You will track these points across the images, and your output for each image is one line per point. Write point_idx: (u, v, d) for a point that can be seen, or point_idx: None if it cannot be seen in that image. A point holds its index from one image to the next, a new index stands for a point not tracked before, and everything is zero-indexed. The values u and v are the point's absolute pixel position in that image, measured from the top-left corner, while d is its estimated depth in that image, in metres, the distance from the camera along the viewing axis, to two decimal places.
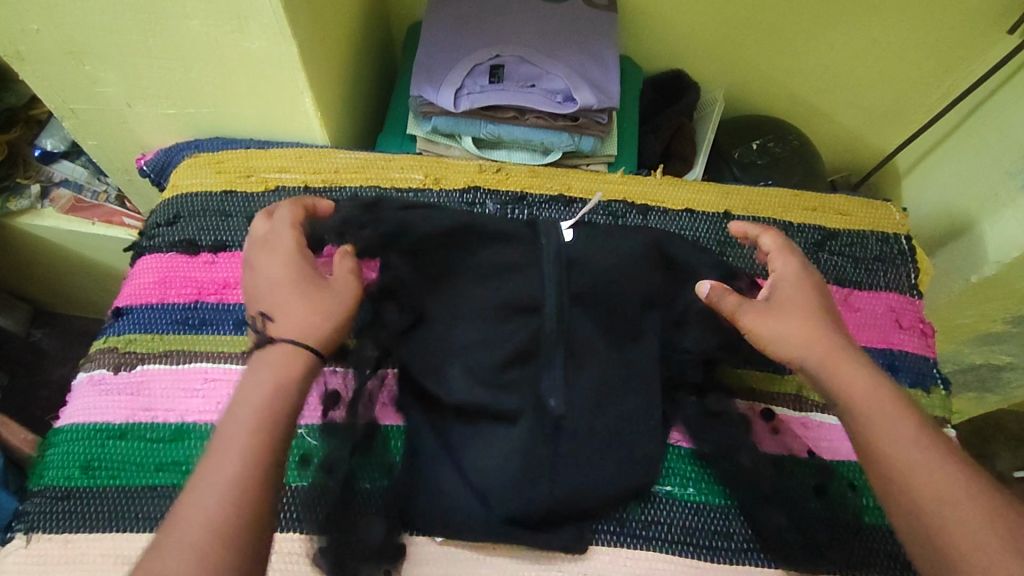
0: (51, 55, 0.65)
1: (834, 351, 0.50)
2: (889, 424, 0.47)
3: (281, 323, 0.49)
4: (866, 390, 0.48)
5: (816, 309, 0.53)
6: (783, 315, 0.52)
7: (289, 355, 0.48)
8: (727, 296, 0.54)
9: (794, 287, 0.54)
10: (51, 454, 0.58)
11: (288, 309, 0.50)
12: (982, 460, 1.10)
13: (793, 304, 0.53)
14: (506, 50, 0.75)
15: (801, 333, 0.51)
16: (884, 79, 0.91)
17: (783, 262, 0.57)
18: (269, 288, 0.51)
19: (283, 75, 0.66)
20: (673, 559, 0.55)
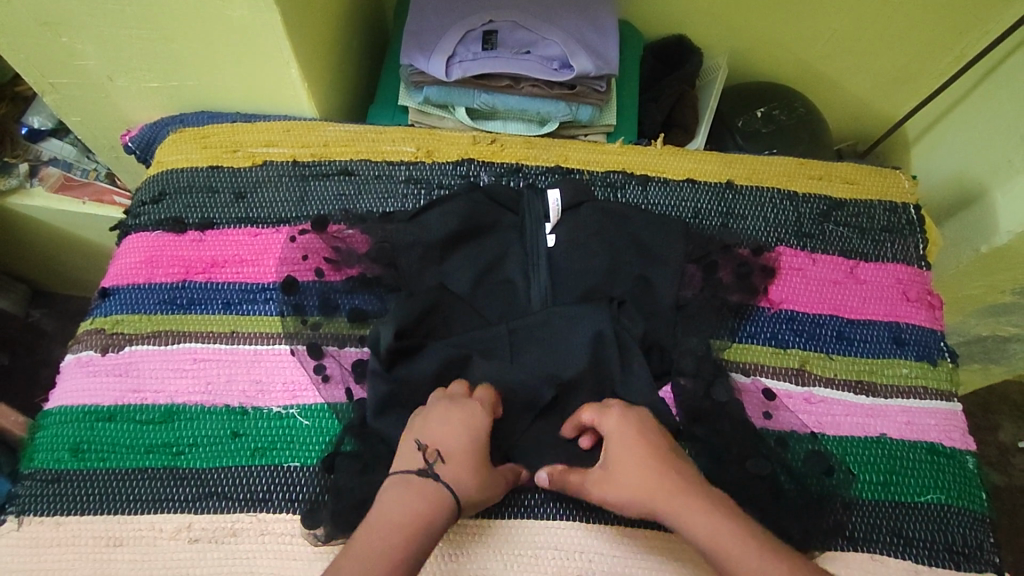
0: (25, 26, 0.63)
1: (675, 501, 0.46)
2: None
3: (452, 469, 0.48)
4: (710, 535, 0.44)
5: (646, 464, 0.49)
6: (612, 482, 0.49)
7: (444, 500, 0.46)
8: (567, 472, 0.52)
9: (620, 443, 0.50)
10: (40, 437, 0.57)
11: (462, 463, 0.48)
12: (984, 431, 1.08)
13: (617, 478, 0.49)
14: (500, 15, 0.72)
15: (635, 497, 0.48)
16: (895, 42, 0.87)
17: (613, 418, 0.52)
18: (453, 447, 0.49)
19: (267, 46, 0.63)
20: (669, 537, 0.54)
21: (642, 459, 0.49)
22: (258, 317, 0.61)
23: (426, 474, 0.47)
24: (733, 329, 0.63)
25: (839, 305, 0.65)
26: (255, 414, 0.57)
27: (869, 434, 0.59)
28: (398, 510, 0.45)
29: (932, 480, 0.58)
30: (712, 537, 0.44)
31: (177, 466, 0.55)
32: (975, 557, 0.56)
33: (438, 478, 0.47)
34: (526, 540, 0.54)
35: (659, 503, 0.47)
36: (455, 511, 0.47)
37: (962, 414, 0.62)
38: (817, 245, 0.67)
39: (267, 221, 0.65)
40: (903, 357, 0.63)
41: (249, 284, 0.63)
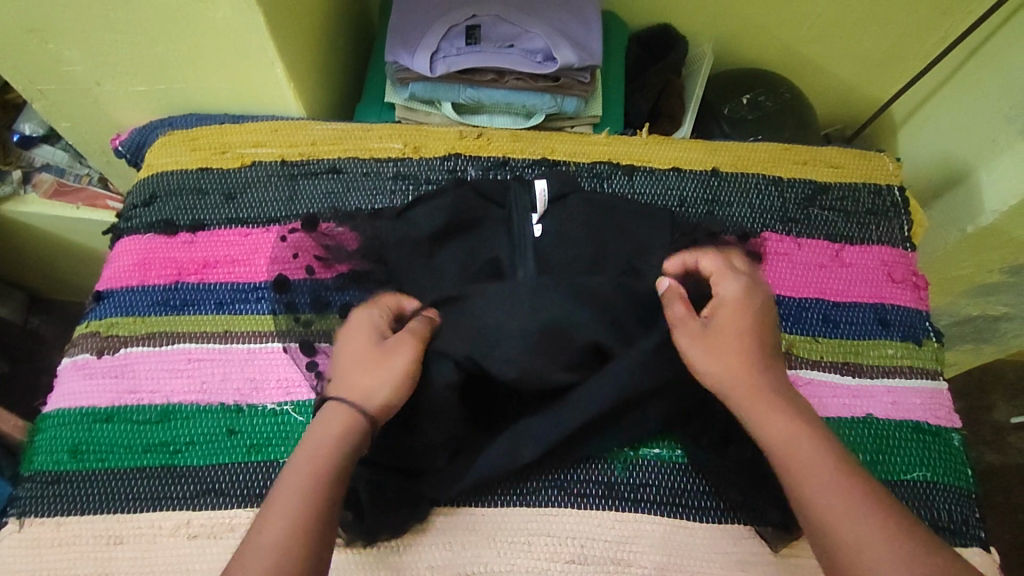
0: (12, 33, 0.63)
1: (751, 395, 0.49)
2: (806, 463, 0.45)
3: (340, 385, 0.51)
4: (783, 436, 0.47)
5: (757, 336, 0.52)
6: (706, 338, 0.52)
7: (335, 415, 0.49)
8: (675, 302, 0.55)
9: (731, 312, 0.53)
10: (39, 440, 0.58)
11: (345, 374, 0.51)
12: (980, 411, 1.09)
13: (719, 338, 0.52)
14: (482, 9, 0.72)
15: (733, 357, 0.51)
16: (878, 25, 0.88)
17: (733, 285, 0.55)
18: (341, 365, 0.52)
19: (252, 48, 0.64)
20: (660, 520, 0.55)
21: (755, 327, 0.53)
22: (250, 316, 0.62)
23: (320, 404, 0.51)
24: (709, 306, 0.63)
25: (826, 288, 0.65)
26: (250, 411, 0.58)
27: (856, 415, 0.60)
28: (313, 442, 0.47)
29: (919, 458, 0.59)
30: (785, 437, 0.46)
31: (175, 464, 0.56)
32: (961, 532, 0.57)
33: (328, 398, 0.50)
34: (519, 527, 0.55)
35: (747, 380, 0.50)
36: (352, 417, 0.48)
37: (948, 392, 0.63)
38: (803, 229, 0.68)
39: (256, 221, 0.66)
40: (888, 338, 0.64)
41: (241, 284, 0.64)
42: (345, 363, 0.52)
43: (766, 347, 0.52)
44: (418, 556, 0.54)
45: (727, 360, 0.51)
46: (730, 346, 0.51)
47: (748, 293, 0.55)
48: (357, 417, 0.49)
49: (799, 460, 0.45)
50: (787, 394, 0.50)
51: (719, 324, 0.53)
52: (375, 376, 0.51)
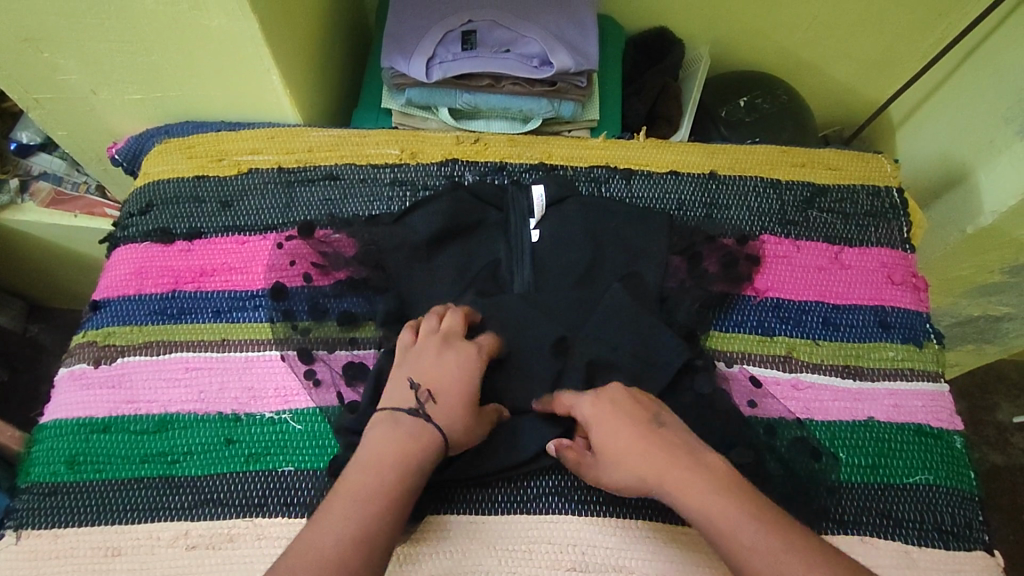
0: (7, 43, 0.63)
1: (682, 479, 0.47)
2: (734, 526, 0.44)
3: (443, 410, 0.50)
4: (701, 510, 0.46)
5: (639, 435, 0.50)
6: (605, 470, 0.50)
7: (428, 438, 0.49)
8: (569, 449, 0.53)
9: (603, 424, 0.51)
10: (36, 451, 0.58)
11: (451, 399, 0.51)
12: (983, 411, 1.09)
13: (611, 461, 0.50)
14: (478, 14, 0.72)
15: (632, 471, 0.49)
16: (875, 27, 0.88)
17: (586, 403, 0.53)
18: (444, 390, 0.51)
19: (246, 54, 0.64)
20: (662, 526, 0.55)
21: (629, 422, 0.51)
22: (247, 324, 0.62)
23: (417, 413, 0.50)
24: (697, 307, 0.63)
25: (825, 291, 0.65)
26: (248, 419, 0.58)
27: (857, 418, 0.60)
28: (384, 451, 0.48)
29: (920, 462, 0.58)
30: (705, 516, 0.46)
31: (173, 474, 0.56)
32: (964, 535, 0.56)
33: (429, 417, 0.50)
34: (520, 534, 0.54)
35: (650, 476, 0.48)
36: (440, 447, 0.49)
37: (949, 395, 0.62)
38: (801, 232, 0.67)
39: (253, 228, 0.66)
40: (889, 340, 0.64)
41: (239, 292, 0.63)
42: (449, 385, 0.52)
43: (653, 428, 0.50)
44: (417, 565, 0.53)
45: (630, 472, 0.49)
46: (618, 455, 0.50)
47: (611, 397, 0.52)
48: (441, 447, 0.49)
49: (723, 535, 0.45)
50: (688, 455, 0.48)
51: (607, 446, 0.50)
52: (474, 418, 0.52)
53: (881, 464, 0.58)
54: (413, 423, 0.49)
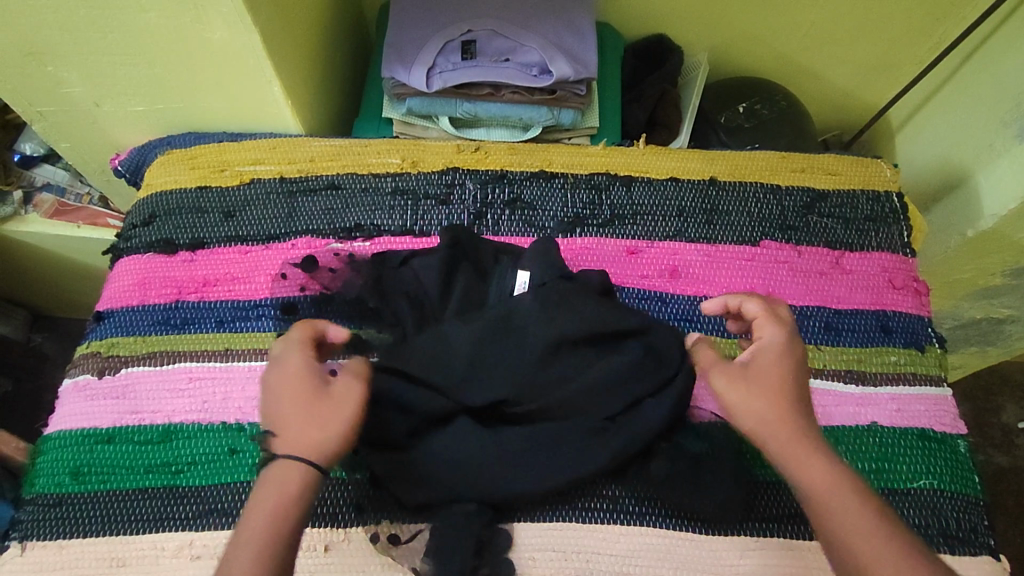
0: (11, 57, 0.63)
1: (796, 438, 0.47)
2: (848, 508, 0.44)
3: (284, 439, 0.47)
4: (820, 477, 0.45)
5: (786, 386, 0.49)
6: (743, 381, 0.50)
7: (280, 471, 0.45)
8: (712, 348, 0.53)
9: (766, 355, 0.51)
10: (40, 462, 0.58)
11: (285, 420, 0.47)
12: (987, 413, 1.09)
13: (753, 376, 0.50)
14: (478, 25, 0.73)
15: (761, 399, 0.48)
16: (873, 32, 0.88)
17: (774, 330, 0.52)
18: (279, 405, 0.48)
19: (249, 66, 0.64)
20: (665, 533, 0.55)
21: (790, 376, 0.50)
22: (251, 333, 0.62)
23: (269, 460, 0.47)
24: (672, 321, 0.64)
25: (827, 296, 0.65)
26: (251, 429, 0.58)
27: (860, 423, 0.60)
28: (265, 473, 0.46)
29: (925, 466, 0.58)
30: (810, 478, 0.45)
31: (177, 484, 0.56)
32: (969, 539, 0.56)
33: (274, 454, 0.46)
34: (523, 541, 0.54)
35: (775, 414, 0.48)
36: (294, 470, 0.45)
37: (952, 399, 0.62)
38: (802, 237, 0.68)
39: (256, 239, 0.66)
40: (891, 344, 0.64)
41: (242, 302, 0.64)
42: (280, 405, 0.48)
43: (800, 388, 0.50)
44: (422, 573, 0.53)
45: (757, 397, 0.48)
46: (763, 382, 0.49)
47: (789, 339, 0.52)
48: (292, 468, 0.45)
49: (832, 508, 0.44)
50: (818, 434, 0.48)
51: (761, 364, 0.50)
52: (313, 421, 0.47)
53: (884, 467, 0.58)
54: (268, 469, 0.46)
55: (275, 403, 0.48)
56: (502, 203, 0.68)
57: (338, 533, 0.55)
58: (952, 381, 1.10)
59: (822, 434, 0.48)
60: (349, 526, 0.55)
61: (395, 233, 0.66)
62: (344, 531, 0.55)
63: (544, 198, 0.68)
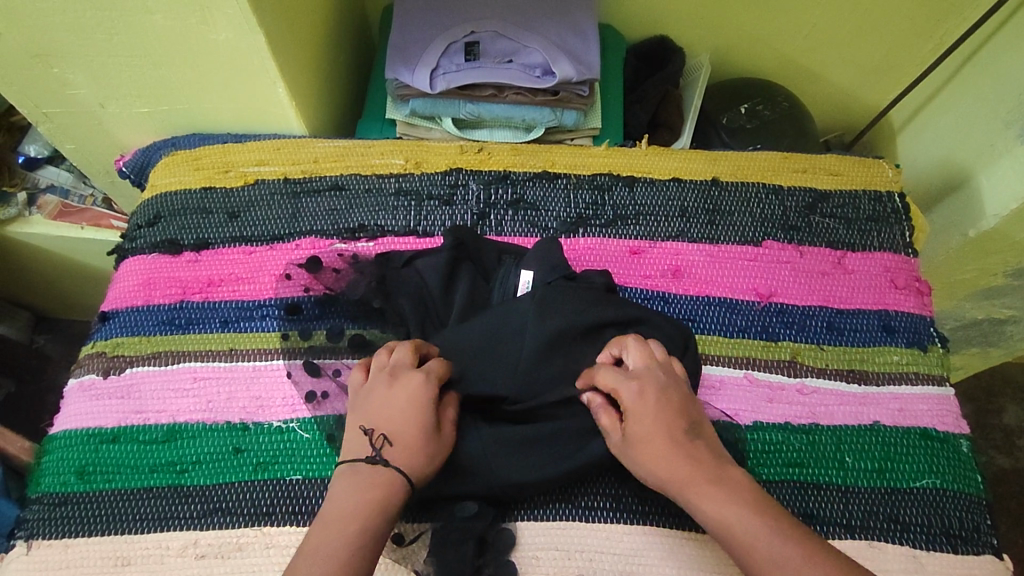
0: (18, 59, 0.64)
1: (696, 484, 0.47)
2: (750, 539, 0.44)
3: (399, 451, 0.49)
4: (719, 520, 0.45)
5: (667, 440, 0.49)
6: (637, 453, 0.49)
7: (385, 479, 0.47)
8: (602, 416, 0.52)
9: (638, 420, 0.50)
10: (46, 461, 0.58)
11: (405, 436, 0.49)
12: (988, 414, 1.09)
13: (638, 452, 0.49)
14: (481, 26, 0.73)
15: (660, 464, 0.48)
16: (874, 33, 0.88)
17: (632, 393, 0.51)
18: (396, 417, 0.50)
19: (254, 67, 0.64)
20: (668, 532, 0.55)
21: (665, 425, 0.49)
22: (255, 333, 0.62)
23: (374, 461, 0.48)
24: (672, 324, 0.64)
25: (829, 296, 0.65)
26: (256, 429, 0.58)
27: (862, 422, 0.60)
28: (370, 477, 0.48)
29: (927, 465, 0.59)
30: (720, 520, 0.45)
31: (182, 484, 0.56)
32: (971, 539, 0.56)
33: (387, 462, 0.48)
34: (527, 540, 0.54)
35: (676, 471, 0.47)
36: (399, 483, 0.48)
37: (954, 398, 0.62)
38: (804, 237, 0.68)
39: (260, 239, 0.66)
40: (893, 344, 0.64)
41: (246, 302, 0.64)
42: (399, 418, 0.50)
43: (684, 432, 0.49)
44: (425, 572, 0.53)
45: (658, 464, 0.48)
46: (648, 449, 0.49)
47: (654, 388, 0.51)
48: (399, 481, 0.48)
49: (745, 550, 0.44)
50: (716, 467, 0.48)
51: (638, 431, 0.49)
52: (429, 448, 0.50)
53: (886, 467, 0.58)
54: (369, 471, 0.48)
55: (395, 412, 0.50)
56: (505, 204, 0.68)
57: None
58: (954, 382, 1.10)
59: (718, 465, 0.48)
60: None
61: (399, 233, 0.67)
62: None
63: (547, 198, 0.69)
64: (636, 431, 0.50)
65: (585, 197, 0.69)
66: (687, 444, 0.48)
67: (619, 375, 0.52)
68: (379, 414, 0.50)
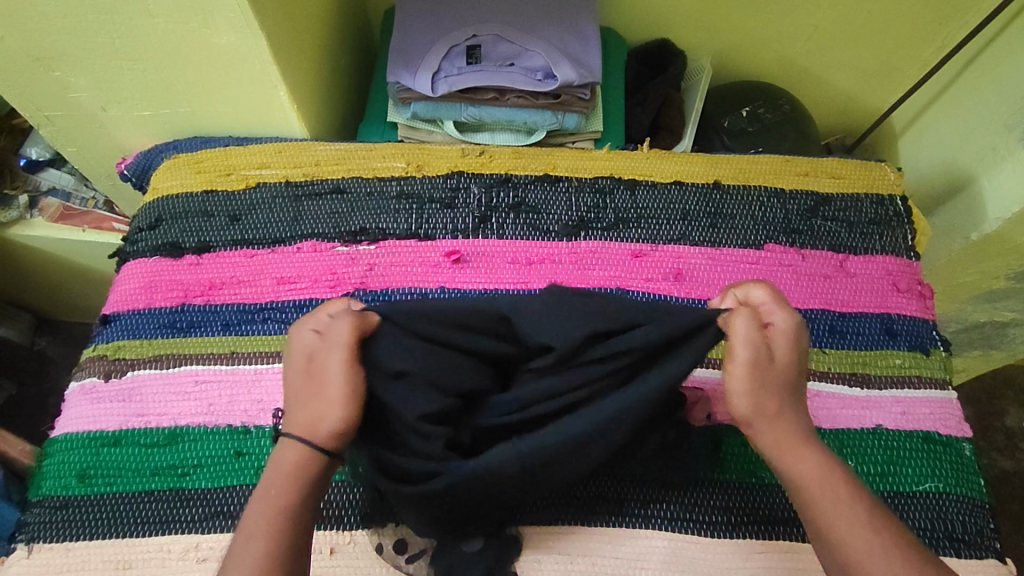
0: (20, 62, 0.64)
1: (790, 437, 0.46)
2: (841, 504, 0.44)
3: (293, 421, 0.46)
4: (813, 473, 0.45)
5: (791, 379, 0.47)
6: (762, 375, 0.46)
7: (291, 455, 0.45)
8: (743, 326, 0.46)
9: (780, 347, 0.47)
10: (47, 464, 0.58)
11: (296, 404, 0.46)
12: (990, 417, 1.09)
13: (768, 377, 0.46)
14: (483, 29, 0.73)
15: (779, 403, 0.46)
16: (876, 37, 0.88)
17: (784, 320, 0.48)
18: (290, 387, 0.47)
19: (255, 71, 0.65)
20: (670, 536, 0.55)
21: (797, 368, 0.47)
22: (256, 336, 0.62)
23: (280, 440, 0.47)
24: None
25: (831, 300, 0.65)
26: (257, 432, 0.58)
27: (865, 426, 0.60)
28: (286, 456, 0.46)
29: (930, 469, 0.58)
30: (805, 481, 0.45)
31: (183, 487, 0.56)
32: (975, 543, 0.56)
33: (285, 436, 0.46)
34: (529, 545, 0.54)
35: (784, 420, 0.46)
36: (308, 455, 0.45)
37: (957, 402, 0.62)
38: (806, 241, 0.68)
39: (262, 242, 0.66)
40: (895, 348, 0.64)
41: (247, 305, 0.64)
42: (293, 386, 0.47)
43: (800, 381, 0.48)
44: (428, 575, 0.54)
45: (769, 397, 0.46)
46: (777, 376, 0.46)
47: (801, 327, 0.48)
48: (300, 452, 0.45)
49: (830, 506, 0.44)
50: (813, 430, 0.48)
51: (777, 355, 0.47)
52: (322, 400, 0.45)
53: (890, 469, 0.58)
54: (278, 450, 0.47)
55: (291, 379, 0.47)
56: (507, 207, 0.68)
57: (344, 536, 0.55)
58: (956, 385, 1.10)
59: (812, 426, 0.48)
60: (354, 530, 0.55)
61: (400, 237, 0.67)
62: (350, 534, 0.55)
63: (548, 202, 0.69)
64: (775, 354, 0.47)
65: (585, 201, 0.69)
66: (795, 392, 0.47)
67: (774, 298, 0.48)
68: (288, 390, 0.48)
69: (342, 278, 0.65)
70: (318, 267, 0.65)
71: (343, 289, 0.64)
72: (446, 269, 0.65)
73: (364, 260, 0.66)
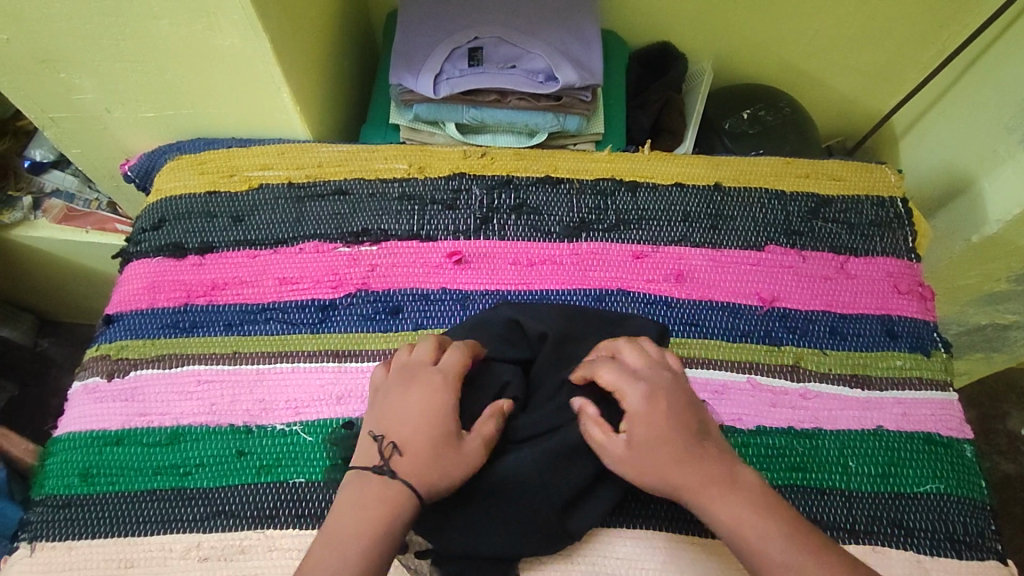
0: (26, 64, 0.64)
1: (701, 483, 0.46)
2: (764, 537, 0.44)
3: (410, 460, 0.47)
4: (732, 516, 0.45)
5: (671, 450, 0.47)
6: (636, 461, 0.47)
7: (393, 490, 0.46)
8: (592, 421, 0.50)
9: (640, 429, 0.48)
10: (50, 463, 0.58)
11: (418, 446, 0.48)
12: (992, 420, 1.08)
13: (643, 458, 0.47)
14: (485, 32, 0.74)
15: (673, 468, 0.46)
16: (876, 40, 0.89)
17: (637, 396, 0.49)
18: (409, 427, 0.48)
19: (258, 73, 0.65)
20: (671, 537, 0.55)
21: (676, 430, 0.48)
22: (258, 336, 0.63)
23: (385, 471, 0.47)
24: (673, 329, 0.63)
25: (832, 301, 0.65)
26: (259, 432, 0.58)
27: (866, 427, 0.60)
28: (387, 487, 0.46)
29: (931, 470, 0.58)
30: (735, 526, 0.45)
31: (185, 486, 0.57)
32: (976, 544, 0.56)
33: (395, 471, 0.47)
34: None
35: (689, 477, 0.46)
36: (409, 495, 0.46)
37: (958, 403, 0.62)
38: (807, 243, 0.68)
39: (265, 243, 0.67)
40: (896, 349, 0.64)
41: (250, 305, 0.64)
42: (411, 428, 0.48)
43: (688, 436, 0.47)
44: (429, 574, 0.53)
45: (657, 469, 0.47)
46: (650, 454, 0.47)
47: (659, 397, 0.49)
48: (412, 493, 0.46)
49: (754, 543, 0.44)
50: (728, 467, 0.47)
51: (643, 437, 0.48)
52: (444, 454, 0.48)
53: (890, 471, 0.58)
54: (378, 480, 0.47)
55: (407, 419, 0.49)
56: (508, 208, 0.68)
57: None
58: (957, 387, 1.10)
59: (730, 467, 0.47)
60: None
61: (402, 237, 0.67)
62: None
63: (549, 203, 0.69)
64: (637, 436, 0.48)
65: (586, 202, 0.69)
66: (685, 451, 0.47)
67: (620, 377, 0.50)
68: (394, 423, 0.49)
69: (344, 278, 0.65)
70: (319, 267, 0.66)
71: (346, 289, 0.65)
72: (448, 270, 0.66)
73: (366, 261, 0.66)
